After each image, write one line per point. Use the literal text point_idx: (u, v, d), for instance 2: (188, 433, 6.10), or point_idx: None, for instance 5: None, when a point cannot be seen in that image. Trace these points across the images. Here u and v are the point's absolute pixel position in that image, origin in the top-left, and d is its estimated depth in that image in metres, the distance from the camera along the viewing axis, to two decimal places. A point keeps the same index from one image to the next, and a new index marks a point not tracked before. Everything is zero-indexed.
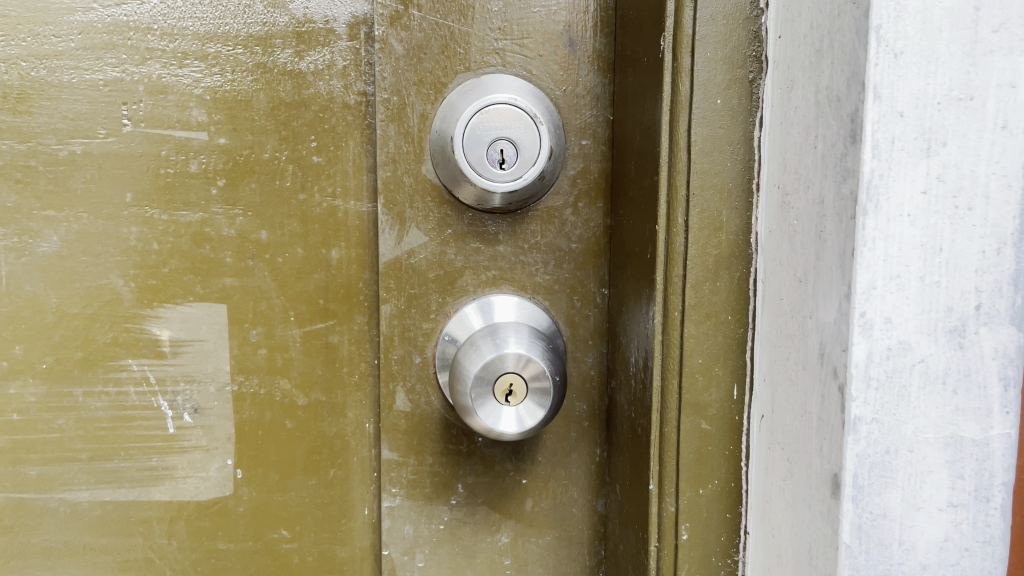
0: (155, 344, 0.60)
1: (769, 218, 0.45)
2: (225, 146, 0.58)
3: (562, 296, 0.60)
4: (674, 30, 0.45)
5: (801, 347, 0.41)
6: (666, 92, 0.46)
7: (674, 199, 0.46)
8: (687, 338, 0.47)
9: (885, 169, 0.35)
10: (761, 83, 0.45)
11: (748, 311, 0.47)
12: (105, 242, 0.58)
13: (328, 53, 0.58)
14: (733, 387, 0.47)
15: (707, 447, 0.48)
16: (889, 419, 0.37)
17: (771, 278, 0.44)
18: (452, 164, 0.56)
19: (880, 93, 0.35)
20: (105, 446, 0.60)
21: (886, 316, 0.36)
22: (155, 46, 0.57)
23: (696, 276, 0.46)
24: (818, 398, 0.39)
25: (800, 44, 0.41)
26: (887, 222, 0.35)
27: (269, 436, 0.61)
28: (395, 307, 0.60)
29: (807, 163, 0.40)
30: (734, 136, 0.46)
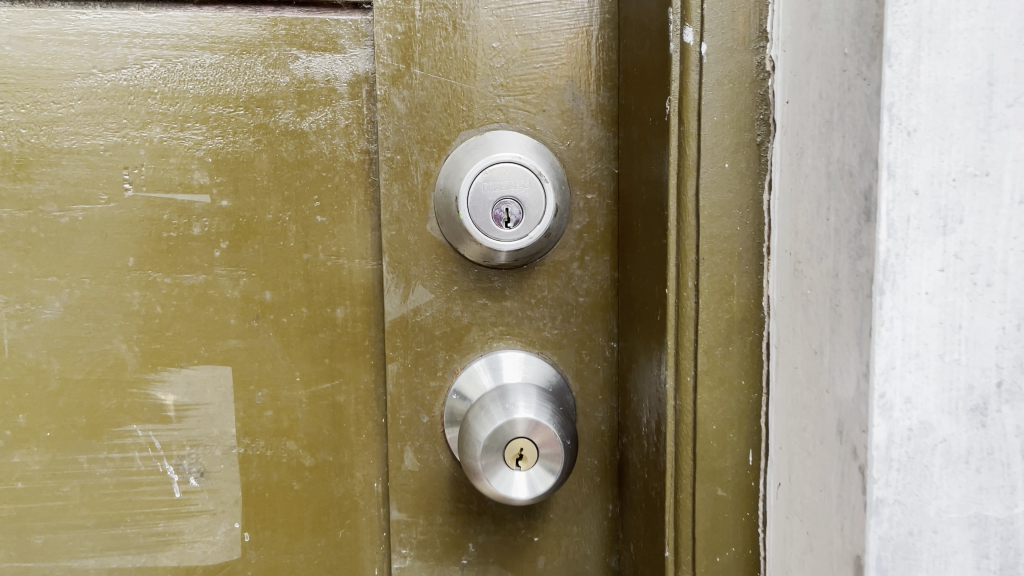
0: (160, 409, 0.59)
1: (780, 284, 0.44)
2: (227, 208, 0.58)
3: (570, 350, 0.60)
4: (680, 94, 0.45)
5: (818, 421, 0.40)
6: (673, 156, 0.45)
7: (684, 263, 0.46)
8: (700, 404, 0.46)
9: (902, 248, 0.35)
10: (769, 146, 0.45)
11: (762, 375, 0.46)
12: (108, 307, 0.58)
13: (330, 112, 0.58)
14: (749, 452, 0.47)
15: (722, 514, 0.47)
16: (911, 500, 0.36)
17: (785, 345, 0.44)
18: (456, 223, 0.55)
19: (894, 171, 0.34)
20: (111, 512, 0.60)
21: (906, 397, 0.35)
22: (155, 110, 0.56)
23: (708, 341, 0.46)
24: (837, 475, 0.38)
25: (810, 112, 0.40)
26: (904, 300, 0.35)
27: (276, 498, 0.60)
28: (401, 366, 0.59)
29: (820, 234, 0.39)
30: (744, 200, 0.45)
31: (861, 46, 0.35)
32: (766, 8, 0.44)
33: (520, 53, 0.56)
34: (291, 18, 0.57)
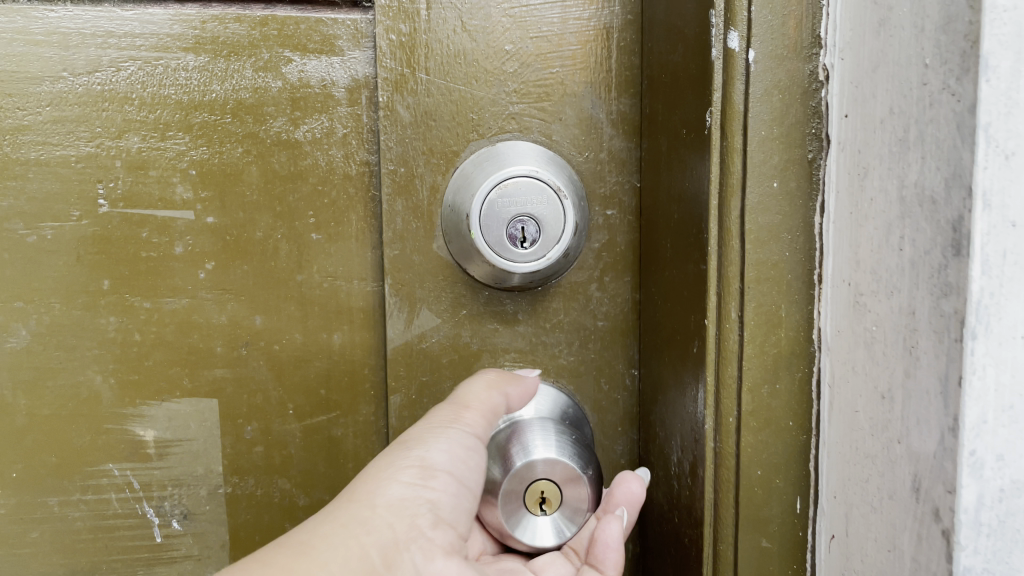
0: (139, 446, 0.54)
1: (835, 316, 0.40)
2: (213, 225, 0.53)
3: (588, 378, 0.55)
4: (723, 106, 0.40)
5: (886, 473, 0.36)
6: (714, 173, 0.41)
7: (727, 292, 0.41)
8: (744, 447, 0.42)
9: (997, 286, 0.30)
10: (821, 164, 0.41)
11: (811, 416, 0.42)
12: (80, 334, 0.53)
13: (327, 119, 0.53)
14: (796, 499, 0.43)
15: (767, 567, 0.43)
16: (1002, 570, 0.32)
17: (841, 384, 0.40)
18: (466, 242, 0.50)
19: (990, 200, 0.30)
20: (85, 559, 0.54)
21: (998, 454, 0.31)
22: (133, 117, 0.51)
23: (753, 378, 0.41)
24: (912, 536, 0.34)
25: (877, 128, 0.36)
26: (999, 346, 0.31)
27: (267, 541, 0.55)
28: (405, 397, 0.54)
29: (890, 266, 0.35)
30: (793, 223, 0.41)
31: (948, 56, 0.31)
32: (820, 11, 0.40)
33: (535, 56, 0.52)
34: (283, 17, 0.51)
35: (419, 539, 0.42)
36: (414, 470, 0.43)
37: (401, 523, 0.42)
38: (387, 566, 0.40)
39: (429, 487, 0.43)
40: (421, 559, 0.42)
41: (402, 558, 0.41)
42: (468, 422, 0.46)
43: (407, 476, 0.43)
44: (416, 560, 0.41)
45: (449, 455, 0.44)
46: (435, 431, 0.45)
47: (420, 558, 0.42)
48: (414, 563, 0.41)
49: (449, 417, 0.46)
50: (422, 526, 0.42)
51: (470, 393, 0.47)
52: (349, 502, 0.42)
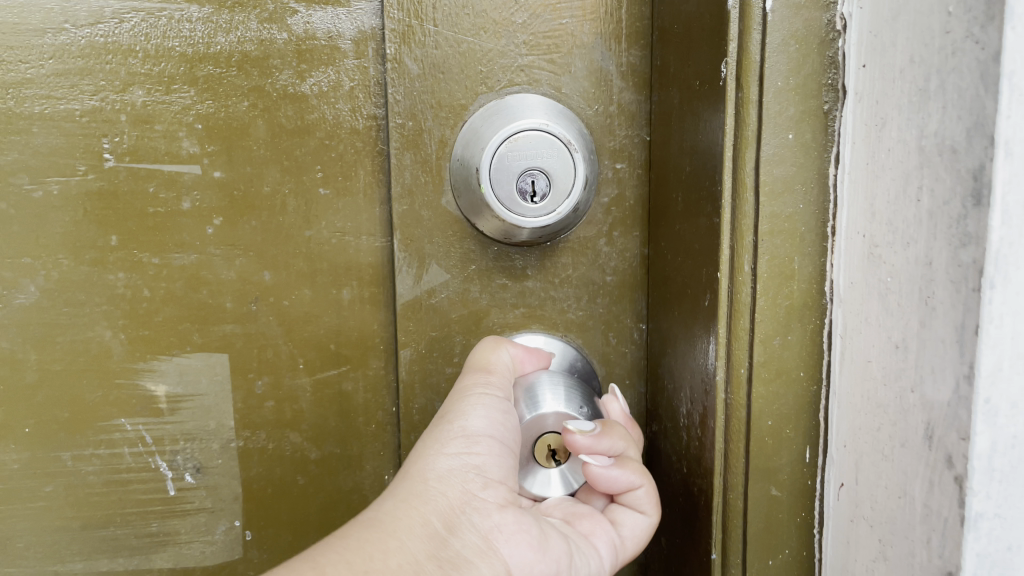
0: (150, 401, 0.54)
1: (849, 268, 0.40)
2: (220, 180, 0.52)
3: (596, 332, 0.55)
4: (739, 58, 0.40)
5: (898, 422, 0.36)
6: (728, 125, 0.40)
7: (741, 244, 0.41)
8: (756, 398, 0.42)
9: (1015, 236, 0.30)
10: (836, 115, 0.40)
11: (822, 367, 0.42)
12: (89, 290, 0.52)
13: (333, 72, 0.52)
14: (806, 449, 0.43)
15: (776, 515, 0.44)
16: (1012, 513, 0.33)
17: (854, 335, 0.40)
18: (476, 196, 0.50)
19: (1012, 149, 0.30)
20: (99, 513, 0.55)
21: (1013, 401, 0.32)
22: (137, 70, 0.50)
23: (766, 330, 0.42)
24: (923, 483, 0.35)
25: (896, 78, 0.36)
26: (1016, 295, 0.31)
27: (279, 493, 0.56)
28: (415, 352, 0.54)
29: (907, 217, 0.35)
30: (808, 175, 0.41)
31: (972, 4, 0.31)
32: None
33: (544, 7, 0.51)
34: None
35: (473, 501, 0.41)
36: (457, 439, 0.43)
37: (452, 491, 0.41)
38: (448, 531, 0.40)
39: (473, 453, 0.42)
40: (480, 522, 0.41)
41: (461, 523, 0.40)
42: (499, 392, 0.46)
43: (452, 443, 0.43)
44: (473, 521, 0.41)
45: (488, 420, 0.44)
46: (471, 400, 0.44)
47: (477, 519, 0.41)
48: (473, 525, 0.41)
49: (481, 388, 0.45)
50: (473, 490, 0.42)
51: (493, 367, 0.47)
52: (401, 482, 0.41)
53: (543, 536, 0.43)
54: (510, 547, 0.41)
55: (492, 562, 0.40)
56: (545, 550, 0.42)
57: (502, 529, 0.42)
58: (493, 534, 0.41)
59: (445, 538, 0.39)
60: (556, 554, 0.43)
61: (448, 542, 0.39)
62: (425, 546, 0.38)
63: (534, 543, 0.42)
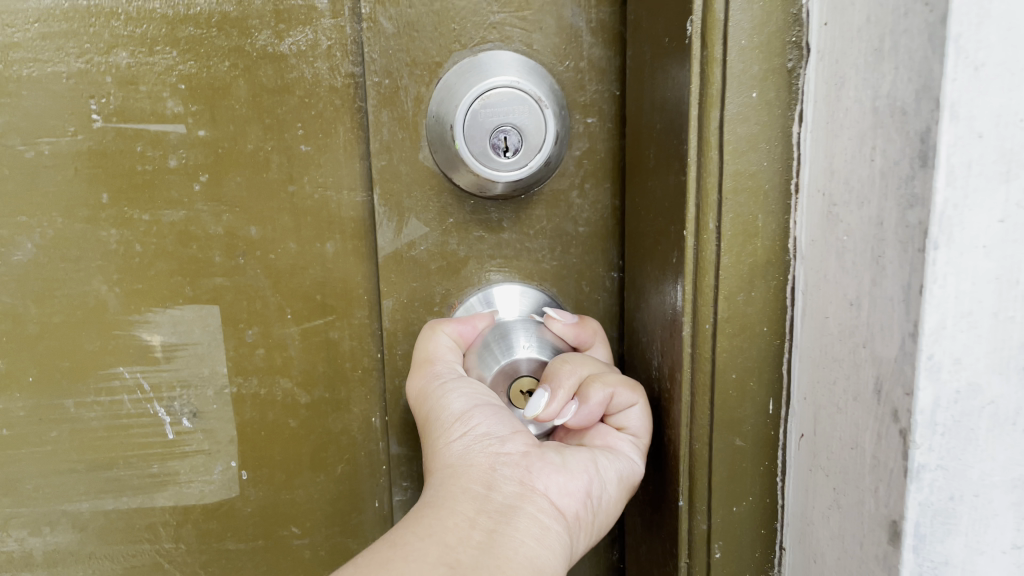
0: (146, 350, 0.57)
1: (811, 226, 0.41)
2: (205, 138, 0.54)
3: (570, 281, 0.58)
4: (704, 15, 0.39)
5: (852, 376, 0.37)
6: (693, 83, 0.40)
7: (705, 203, 0.41)
8: (720, 352, 0.43)
9: (960, 198, 0.31)
10: (801, 73, 0.40)
11: (785, 322, 0.44)
12: (83, 247, 0.55)
13: (311, 31, 0.54)
14: (769, 400, 0.44)
15: (740, 464, 0.45)
16: (955, 465, 0.34)
17: (816, 292, 0.41)
18: (451, 152, 0.52)
19: (957, 112, 0.30)
20: (102, 456, 0.58)
21: (956, 357, 0.32)
22: (120, 32, 0.52)
23: (731, 286, 0.43)
24: (873, 435, 0.36)
25: (854, 37, 0.36)
26: (960, 255, 0.31)
27: (272, 436, 0.60)
28: (397, 301, 0.57)
29: (862, 176, 0.36)
30: (772, 133, 0.41)
31: None
32: None
33: None
34: None
35: (499, 458, 0.44)
36: (455, 425, 0.46)
37: (475, 461, 0.44)
38: (488, 489, 0.43)
39: (472, 426, 0.46)
40: (512, 471, 0.44)
41: (496, 479, 0.43)
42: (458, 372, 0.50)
43: (453, 429, 0.46)
44: (506, 473, 0.43)
45: (467, 398, 0.47)
46: (443, 392, 0.48)
47: (507, 470, 0.44)
48: (508, 476, 0.43)
49: (446, 376, 0.49)
50: (496, 450, 0.45)
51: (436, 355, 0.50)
52: (433, 480, 0.45)
53: (566, 460, 0.45)
54: (546, 479, 0.44)
55: (536, 499, 0.43)
56: (571, 469, 0.45)
57: (533, 467, 0.44)
58: (527, 476, 0.44)
59: (487, 496, 0.42)
60: (582, 469, 0.45)
61: (490, 498, 0.42)
62: (471, 510, 0.41)
63: (561, 468, 0.45)
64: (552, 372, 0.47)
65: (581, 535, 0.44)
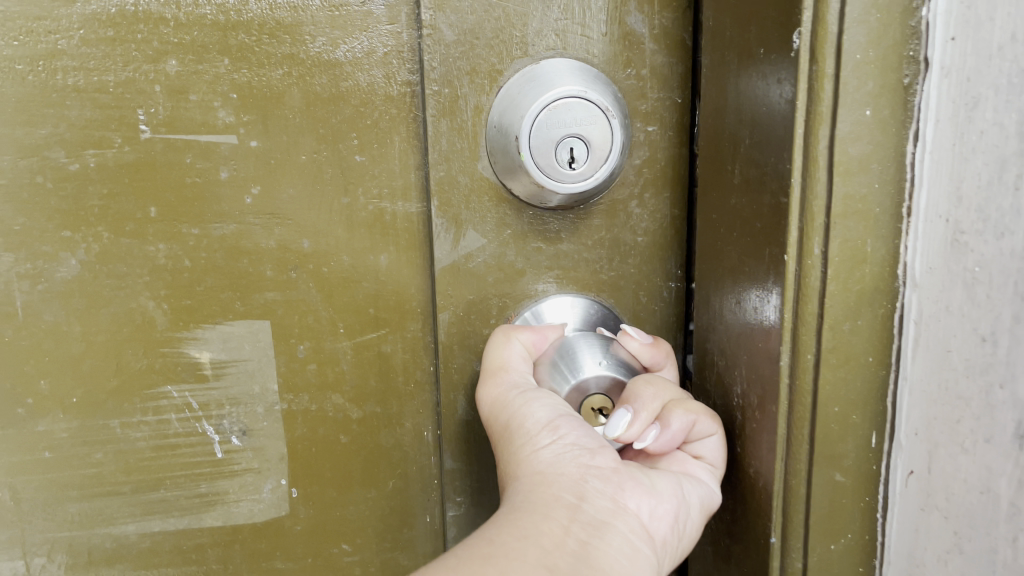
0: (195, 368, 0.55)
1: (927, 252, 0.41)
2: (257, 149, 0.52)
3: (627, 291, 0.57)
4: (815, 29, 0.38)
5: (984, 415, 0.39)
6: (801, 100, 0.39)
7: (811, 226, 0.41)
8: (823, 384, 0.43)
9: None
10: (917, 88, 0.40)
11: (891, 352, 0.43)
12: (130, 263, 0.53)
13: (366, 38, 0.52)
14: (872, 435, 0.45)
15: (840, 500, 0.45)
16: None
17: (934, 323, 0.41)
18: (513, 161, 0.50)
19: None
20: (149, 476, 0.56)
21: None
22: (169, 39, 0.50)
23: (837, 314, 0.42)
24: (1011, 481, 0.38)
25: (994, 56, 0.36)
26: None
27: (323, 452, 0.58)
28: (453, 315, 0.55)
29: (1002, 208, 0.36)
30: (884, 152, 0.40)
31: None
32: None
33: None
34: None
35: (589, 470, 0.43)
36: (542, 432, 0.45)
37: (565, 470, 0.43)
38: (579, 499, 0.41)
39: (560, 436, 0.45)
40: (603, 485, 0.43)
41: (587, 490, 0.42)
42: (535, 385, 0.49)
43: (540, 437, 0.45)
44: (597, 486, 0.42)
45: (551, 409, 0.46)
46: (526, 401, 0.47)
47: (598, 483, 0.42)
48: (599, 489, 0.42)
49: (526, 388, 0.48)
50: (585, 462, 0.43)
51: (513, 366, 0.50)
52: (517, 486, 0.43)
53: (653, 483, 0.45)
54: (635, 499, 0.43)
55: (626, 517, 0.42)
56: (659, 493, 0.44)
57: (624, 485, 0.43)
58: (618, 493, 0.43)
59: (579, 506, 0.41)
60: (670, 493, 0.45)
61: (582, 509, 0.41)
62: (564, 518, 0.40)
63: (649, 491, 0.44)
64: (633, 394, 0.48)
65: (666, 559, 0.43)
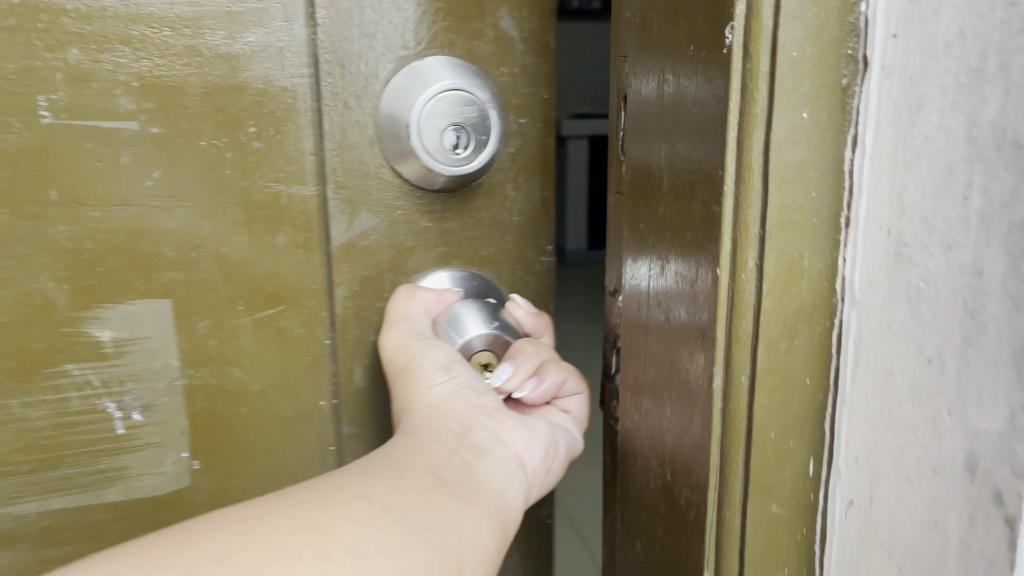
0: (96, 347, 0.57)
1: None
2: (158, 135, 0.55)
3: (505, 265, 0.64)
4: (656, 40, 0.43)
5: None
6: (733, 99, 0.35)
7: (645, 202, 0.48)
8: None
9: None
10: None
11: None
12: (31, 245, 0.54)
13: (262, 34, 0.55)
14: None
15: None
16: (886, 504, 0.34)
17: (871, 343, 0.34)
18: (403, 145, 0.57)
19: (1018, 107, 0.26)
20: (49, 455, 0.58)
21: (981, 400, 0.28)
22: (69, 29, 0.52)
23: None
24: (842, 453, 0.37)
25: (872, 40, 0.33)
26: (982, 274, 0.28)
27: (224, 424, 0.61)
28: (349, 289, 0.61)
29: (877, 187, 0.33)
30: None
31: None
32: None
33: None
34: None
35: (477, 408, 0.51)
36: (438, 373, 0.52)
37: (456, 406, 0.50)
38: (466, 430, 0.49)
39: (454, 377, 0.52)
40: (488, 420, 0.50)
41: (474, 423, 0.49)
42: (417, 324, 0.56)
43: (433, 376, 0.52)
44: (481, 421, 0.50)
45: (447, 354, 0.53)
46: (421, 346, 0.54)
47: (483, 419, 0.50)
48: (484, 423, 0.50)
49: (423, 337, 0.55)
50: (473, 401, 0.51)
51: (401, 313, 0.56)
52: (410, 420, 0.50)
53: (529, 422, 0.52)
54: (514, 435, 0.50)
55: (506, 446, 0.49)
56: (533, 430, 0.52)
57: (506, 424, 0.51)
58: (500, 427, 0.50)
59: (465, 434, 0.48)
60: (542, 431, 0.52)
61: (468, 435, 0.48)
62: (452, 441, 0.47)
63: (526, 427, 0.52)
64: (517, 349, 0.55)
65: (536, 487, 0.50)
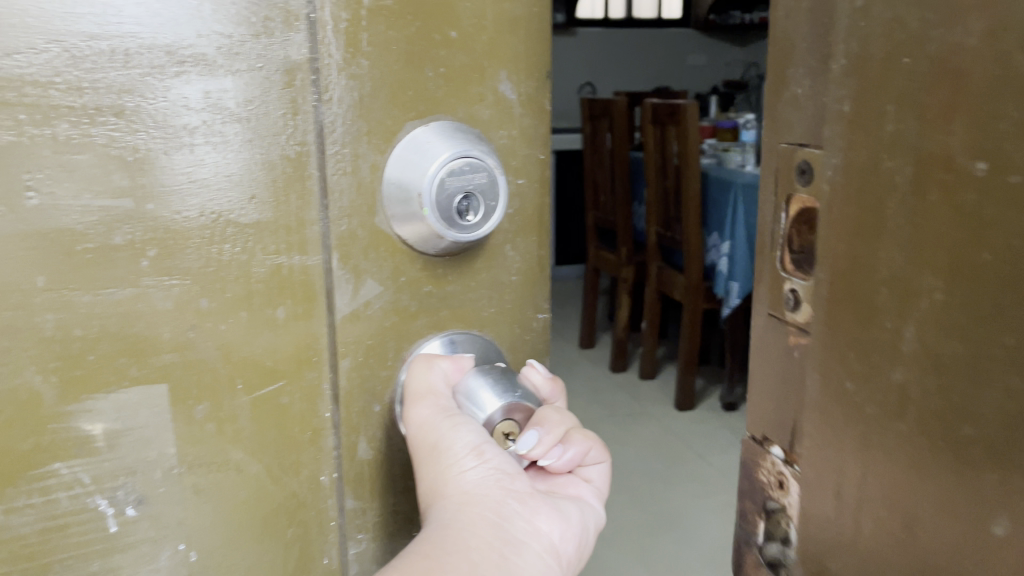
0: (87, 442, 0.52)
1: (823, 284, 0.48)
2: (154, 212, 0.51)
3: (502, 323, 0.65)
4: None
5: None
6: None
7: None
8: None
9: None
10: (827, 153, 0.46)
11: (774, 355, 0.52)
12: (13, 336, 0.49)
13: (264, 103, 0.53)
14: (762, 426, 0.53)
15: None
16: None
17: None
18: (413, 210, 0.56)
19: None
20: (35, 563, 0.52)
21: None
22: (59, 102, 0.47)
23: None
24: None
25: None
26: None
27: (223, 511, 0.58)
28: (353, 360, 0.60)
29: None
30: None
31: None
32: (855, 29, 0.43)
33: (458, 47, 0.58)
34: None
35: (511, 493, 0.54)
36: (469, 455, 0.53)
37: (489, 492, 0.53)
38: (500, 519, 0.52)
39: (486, 459, 0.53)
40: (520, 508, 0.54)
41: (507, 511, 0.53)
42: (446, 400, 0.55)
43: (467, 459, 0.53)
44: (514, 508, 0.53)
45: (476, 431, 0.54)
46: (451, 423, 0.54)
47: (515, 505, 0.54)
48: (515, 511, 0.53)
49: (448, 410, 0.55)
50: (507, 486, 0.54)
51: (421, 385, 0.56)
52: (443, 505, 0.53)
53: (560, 508, 0.56)
54: (545, 522, 0.54)
55: (540, 538, 0.54)
56: (565, 515, 0.56)
57: (537, 511, 0.54)
58: (532, 514, 0.54)
59: (500, 524, 0.52)
60: (572, 514, 0.57)
61: (502, 527, 0.52)
62: (488, 535, 0.51)
63: (558, 514, 0.55)
64: (543, 416, 0.55)
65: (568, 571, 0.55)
